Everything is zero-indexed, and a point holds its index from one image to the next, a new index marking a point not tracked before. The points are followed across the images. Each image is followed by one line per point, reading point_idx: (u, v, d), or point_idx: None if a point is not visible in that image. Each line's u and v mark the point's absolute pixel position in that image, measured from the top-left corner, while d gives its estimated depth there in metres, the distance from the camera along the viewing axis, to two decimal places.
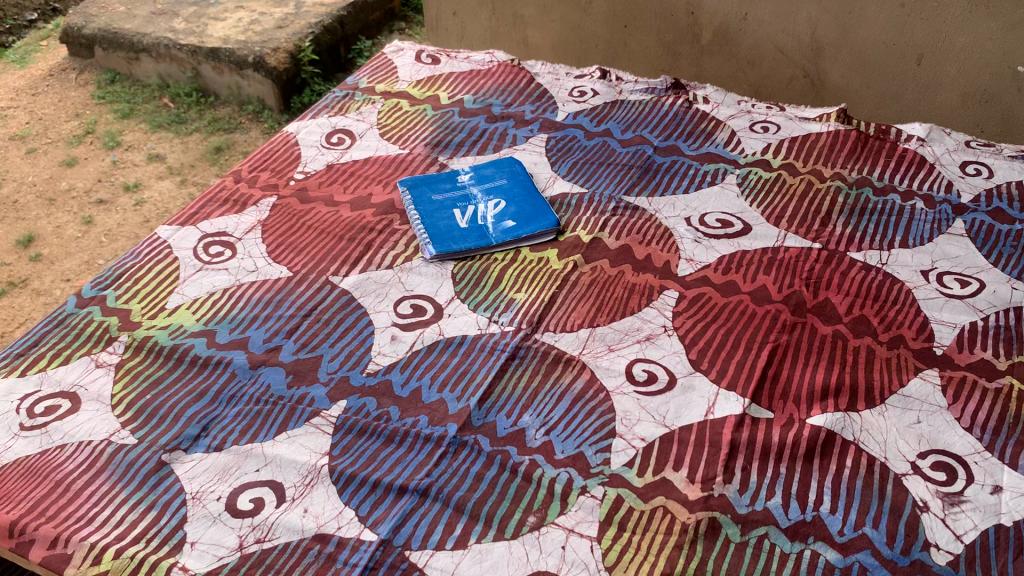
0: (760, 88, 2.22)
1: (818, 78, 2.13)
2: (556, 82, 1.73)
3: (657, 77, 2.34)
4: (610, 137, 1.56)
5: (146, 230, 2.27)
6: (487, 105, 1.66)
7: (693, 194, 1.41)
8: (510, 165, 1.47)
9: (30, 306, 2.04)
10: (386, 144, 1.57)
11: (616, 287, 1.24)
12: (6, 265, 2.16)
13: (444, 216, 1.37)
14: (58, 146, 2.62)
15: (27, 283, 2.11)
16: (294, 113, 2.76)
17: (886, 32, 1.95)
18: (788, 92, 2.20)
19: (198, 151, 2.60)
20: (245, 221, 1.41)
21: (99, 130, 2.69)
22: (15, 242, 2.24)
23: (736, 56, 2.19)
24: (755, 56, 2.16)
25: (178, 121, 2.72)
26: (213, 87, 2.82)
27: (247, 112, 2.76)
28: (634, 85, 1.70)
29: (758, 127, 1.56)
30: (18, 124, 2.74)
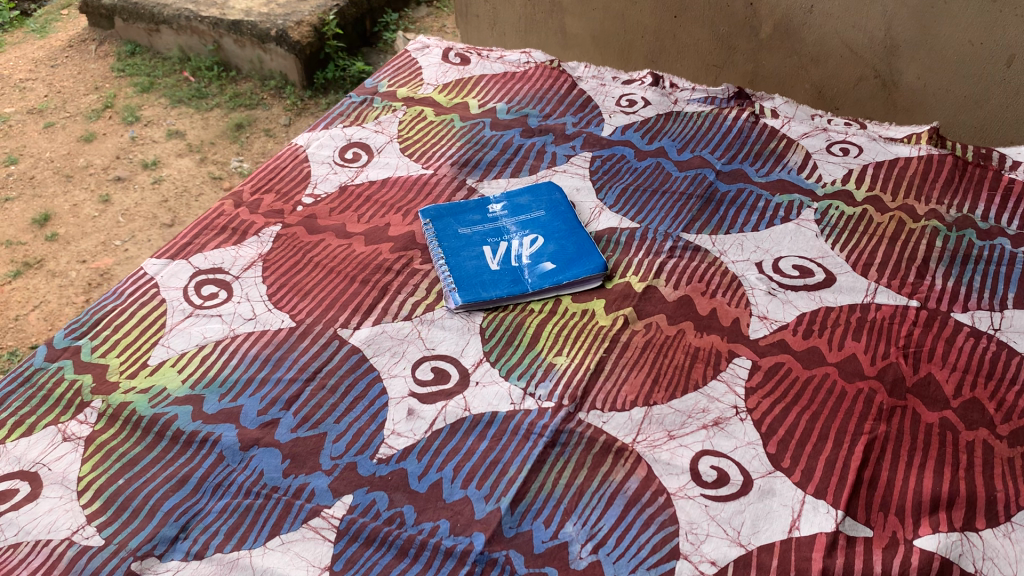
0: (825, 89, 2.00)
1: (891, 79, 1.89)
2: (601, 88, 1.52)
3: (709, 72, 2.12)
4: (664, 157, 1.35)
5: (166, 211, 2.10)
6: (523, 115, 1.46)
7: (764, 232, 1.20)
8: (549, 192, 1.28)
9: (45, 288, 1.88)
10: (408, 162, 1.38)
11: (675, 351, 1.05)
12: (21, 245, 2.00)
13: (473, 254, 1.18)
14: (76, 120, 2.44)
15: (42, 263, 1.94)
16: (318, 90, 2.57)
17: (972, 30, 1.71)
18: (855, 94, 1.96)
19: (219, 129, 2.41)
20: (244, 256, 1.23)
21: (117, 105, 2.51)
22: (29, 221, 2.06)
23: (798, 53, 1.96)
24: (820, 54, 1.94)
25: (199, 97, 2.53)
26: (235, 63, 2.62)
27: (269, 87, 2.57)
28: (690, 94, 1.50)
29: (836, 149, 1.35)
30: (36, 97, 2.56)
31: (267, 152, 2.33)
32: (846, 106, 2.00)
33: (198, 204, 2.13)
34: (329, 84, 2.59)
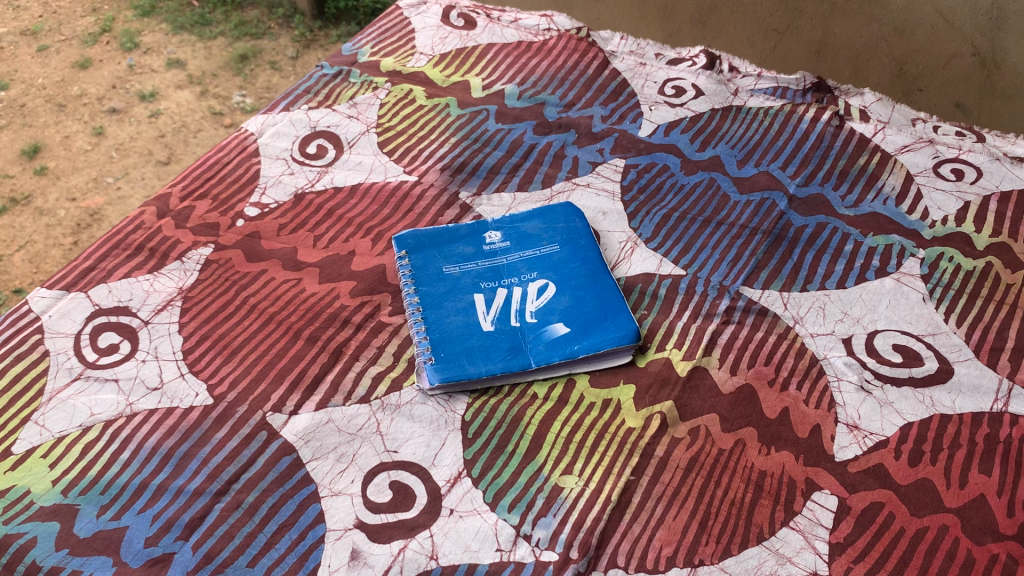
0: (908, 66, 1.38)
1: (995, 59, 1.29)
2: (641, 68, 1.20)
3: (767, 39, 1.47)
4: (720, 172, 1.04)
5: (162, 148, 1.69)
6: (539, 103, 1.15)
7: (853, 292, 0.90)
8: (566, 218, 0.97)
9: (31, 228, 1.52)
10: (386, 162, 1.07)
11: (731, 477, 0.75)
12: (5, 178, 1.61)
13: (459, 305, 0.88)
14: (70, 45, 1.93)
15: (30, 198, 1.57)
16: (330, 23, 2.08)
17: None
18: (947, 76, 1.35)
19: (223, 59, 1.93)
20: (158, 291, 0.93)
21: (116, 28, 1.99)
22: (15, 152, 1.66)
23: (877, 19, 1.34)
24: (907, 21, 1.33)
25: (203, 24, 2.02)
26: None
27: (277, 14, 2.08)
28: (754, 82, 1.17)
29: (946, 170, 1.02)
30: (30, 15, 2.01)
31: (273, 87, 1.88)
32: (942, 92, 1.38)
33: (197, 141, 1.71)
34: (340, 14, 2.09)
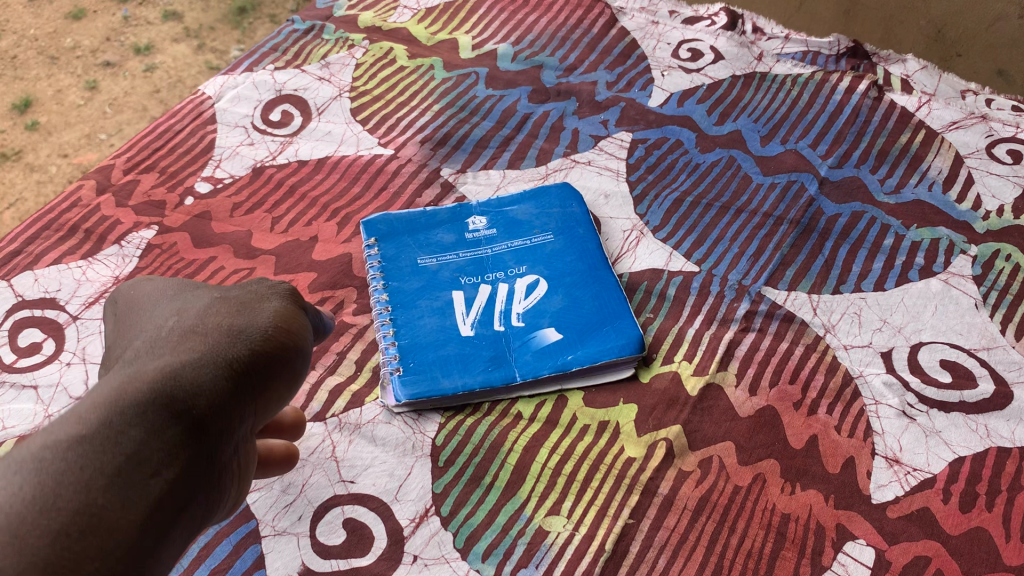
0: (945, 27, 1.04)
1: None
2: (653, 28, 1.06)
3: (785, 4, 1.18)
4: (740, 150, 0.90)
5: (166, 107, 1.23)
6: (537, 66, 1.02)
7: (893, 295, 0.77)
8: (561, 203, 0.84)
9: (18, 189, 1.10)
10: (358, 132, 0.94)
11: (750, 521, 0.63)
12: None
13: (434, 305, 0.75)
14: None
15: (18, 154, 1.14)
16: None
17: None
18: None
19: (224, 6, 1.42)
20: (91, 281, 0.81)
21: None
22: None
23: None
24: None
25: None
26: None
27: None
28: (781, 45, 1.03)
29: (1001, 151, 0.89)
30: None
31: None
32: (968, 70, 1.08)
33: None
34: None
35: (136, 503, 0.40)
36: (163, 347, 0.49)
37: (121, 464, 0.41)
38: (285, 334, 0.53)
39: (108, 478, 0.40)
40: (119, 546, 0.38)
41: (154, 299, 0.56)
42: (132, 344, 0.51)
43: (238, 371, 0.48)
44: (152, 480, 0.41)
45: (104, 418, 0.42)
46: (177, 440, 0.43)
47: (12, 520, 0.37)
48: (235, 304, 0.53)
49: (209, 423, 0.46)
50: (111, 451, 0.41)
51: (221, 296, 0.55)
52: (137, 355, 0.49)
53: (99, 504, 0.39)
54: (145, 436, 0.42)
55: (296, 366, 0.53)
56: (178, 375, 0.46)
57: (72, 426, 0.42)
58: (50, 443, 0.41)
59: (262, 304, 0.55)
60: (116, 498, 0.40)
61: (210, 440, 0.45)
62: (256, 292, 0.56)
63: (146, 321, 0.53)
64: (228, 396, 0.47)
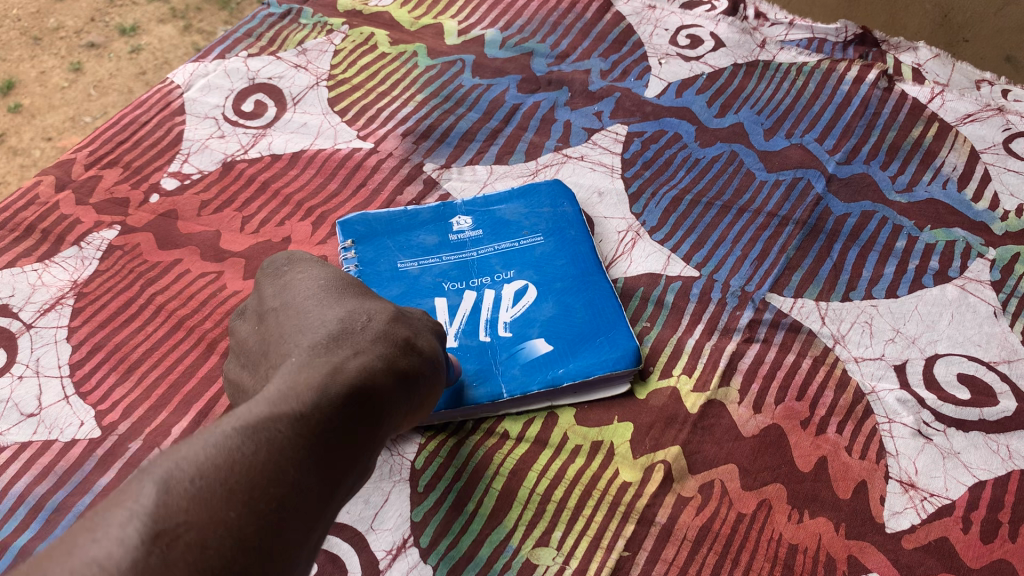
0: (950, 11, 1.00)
1: None
2: (649, 12, 1.00)
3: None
4: (743, 144, 0.85)
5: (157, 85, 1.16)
6: (527, 53, 0.96)
7: (907, 303, 0.72)
8: (551, 202, 0.78)
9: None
10: (336, 124, 0.88)
11: (755, 554, 0.58)
12: None
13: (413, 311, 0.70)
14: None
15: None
16: None
17: None
18: None
19: None
20: (46, 286, 0.75)
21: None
22: None
23: None
24: None
25: None
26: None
27: None
28: (785, 32, 0.97)
29: (1019, 146, 0.84)
30: None
31: None
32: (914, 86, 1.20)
33: None
34: None
35: (328, 494, 0.42)
36: (345, 346, 0.51)
37: (326, 451, 0.43)
38: (437, 365, 0.56)
39: (317, 461, 0.42)
40: (311, 529, 0.40)
41: (334, 285, 0.58)
42: (310, 327, 0.53)
43: (403, 389, 0.51)
44: (341, 475, 0.43)
45: (315, 401, 0.44)
46: (358, 443, 0.45)
47: (252, 477, 0.38)
48: (410, 322, 0.57)
49: (377, 432, 0.48)
50: (318, 435, 0.43)
51: (393, 309, 0.57)
52: (317, 341, 0.51)
53: (310, 484, 0.41)
54: (342, 431, 0.45)
55: (434, 397, 0.56)
56: (366, 380, 0.48)
57: (287, 401, 0.44)
58: (275, 415, 0.42)
59: (424, 332, 0.58)
60: (319, 482, 0.41)
61: (376, 448, 0.48)
62: (415, 313, 0.59)
63: (324, 308, 0.56)
64: (394, 411, 0.50)
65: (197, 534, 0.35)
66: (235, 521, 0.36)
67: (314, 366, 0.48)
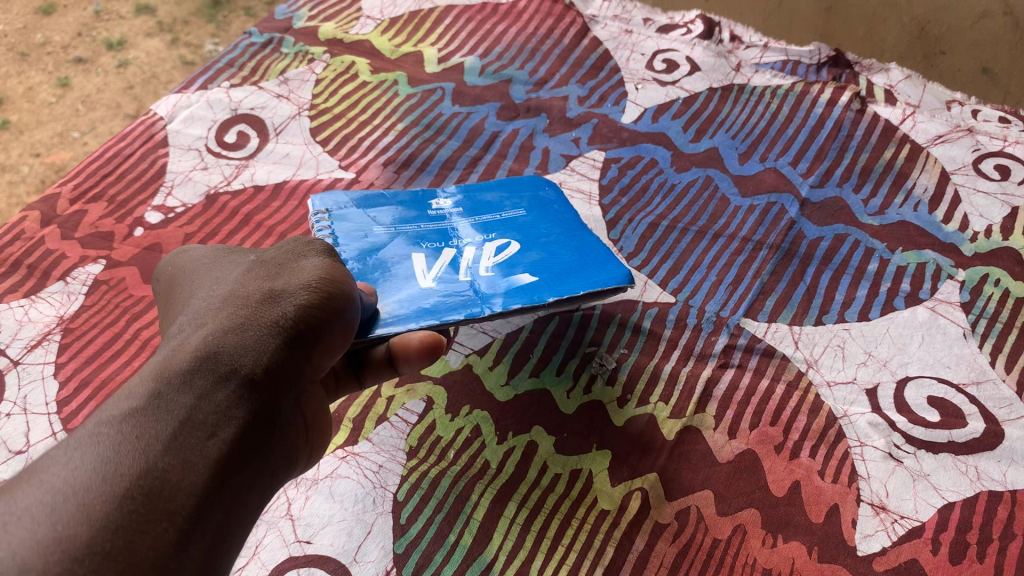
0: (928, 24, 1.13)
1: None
2: (626, 37, 1.02)
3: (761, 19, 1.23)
4: (718, 169, 0.87)
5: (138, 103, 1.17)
6: (505, 79, 0.98)
7: (879, 325, 0.73)
8: (534, 187, 0.80)
9: None
10: (318, 154, 0.90)
11: None
12: None
13: (389, 261, 0.68)
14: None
15: None
16: None
17: None
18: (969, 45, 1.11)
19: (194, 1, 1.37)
20: (33, 322, 0.76)
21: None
22: None
23: None
24: None
25: None
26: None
27: None
28: (760, 54, 0.99)
29: (988, 167, 0.86)
30: None
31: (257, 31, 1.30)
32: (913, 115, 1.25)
33: None
34: None
35: (196, 466, 0.41)
36: (210, 310, 0.50)
37: (174, 430, 0.42)
38: (334, 285, 0.54)
39: (163, 443, 0.41)
40: (184, 508, 0.39)
41: (193, 266, 0.58)
42: (177, 313, 0.53)
43: (290, 327, 0.50)
44: (210, 442, 0.42)
45: (154, 387, 0.43)
46: (230, 402, 0.44)
47: (78, 491, 0.38)
48: (274, 262, 0.55)
49: (263, 381, 0.47)
50: (162, 419, 0.42)
51: (259, 257, 0.56)
52: (181, 320, 0.51)
53: (161, 468, 0.40)
54: (197, 401, 0.43)
55: (348, 318, 0.54)
56: (228, 340, 0.47)
57: (125, 398, 0.43)
58: (104, 419, 0.42)
59: (301, 261, 0.56)
60: (175, 461, 0.40)
61: (265, 395, 0.46)
62: (292, 248, 0.57)
63: (187, 290, 0.55)
64: (281, 349, 0.48)
65: (20, 560, 0.34)
66: (71, 535, 0.36)
67: (166, 350, 0.47)
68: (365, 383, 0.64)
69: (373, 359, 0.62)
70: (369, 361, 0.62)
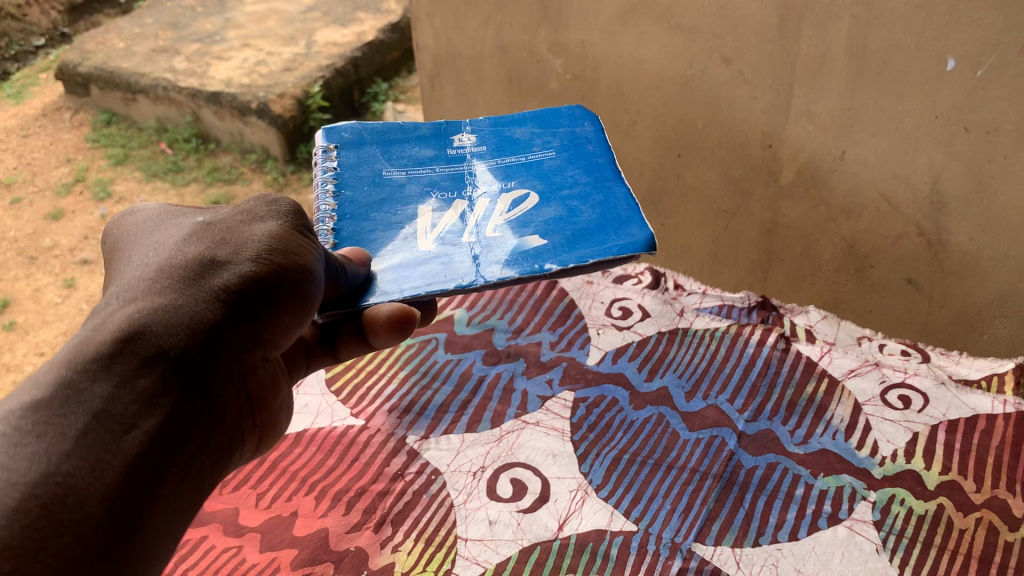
0: (857, 244, 1.42)
1: (937, 238, 1.32)
2: (589, 287, 1.24)
3: (693, 252, 1.69)
4: (668, 405, 1.04)
5: None
6: (488, 328, 1.17)
7: (807, 544, 0.87)
8: (572, 124, 1.04)
9: None
10: (332, 402, 1.08)
11: None
12: None
13: (411, 215, 0.93)
14: (44, 196, 2.31)
15: None
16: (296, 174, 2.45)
17: None
18: (893, 254, 1.38)
19: None
20: None
21: (89, 178, 2.40)
22: None
23: (825, 202, 1.41)
24: (851, 202, 1.38)
25: None
26: (222, 95, 2.49)
27: None
28: (699, 300, 1.21)
29: (893, 397, 1.03)
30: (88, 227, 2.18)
31: None
32: (857, 317, 1.53)
33: None
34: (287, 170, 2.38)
35: (105, 465, 0.54)
36: (147, 280, 0.64)
37: (86, 425, 0.55)
38: (261, 262, 0.69)
39: (73, 441, 0.54)
40: (92, 512, 0.52)
41: (143, 232, 0.72)
42: (122, 273, 0.67)
43: (217, 306, 0.65)
44: (124, 436, 0.56)
45: (76, 373, 0.57)
46: (150, 380, 0.59)
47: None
48: (213, 234, 0.69)
49: (181, 358, 0.61)
50: (76, 413, 0.55)
51: (204, 227, 0.70)
52: (119, 286, 0.65)
53: (71, 471, 0.52)
54: (115, 393, 0.57)
55: (276, 291, 0.69)
56: (156, 323, 0.61)
57: (49, 378, 0.56)
58: (25, 407, 0.54)
59: (239, 234, 0.70)
60: (81, 466, 0.53)
61: (184, 374, 0.61)
62: (237, 219, 0.71)
63: (135, 253, 0.69)
64: (199, 334, 0.63)
65: None
66: None
67: (99, 320, 0.61)
68: (338, 356, 0.90)
69: (342, 335, 0.87)
70: (340, 336, 0.87)
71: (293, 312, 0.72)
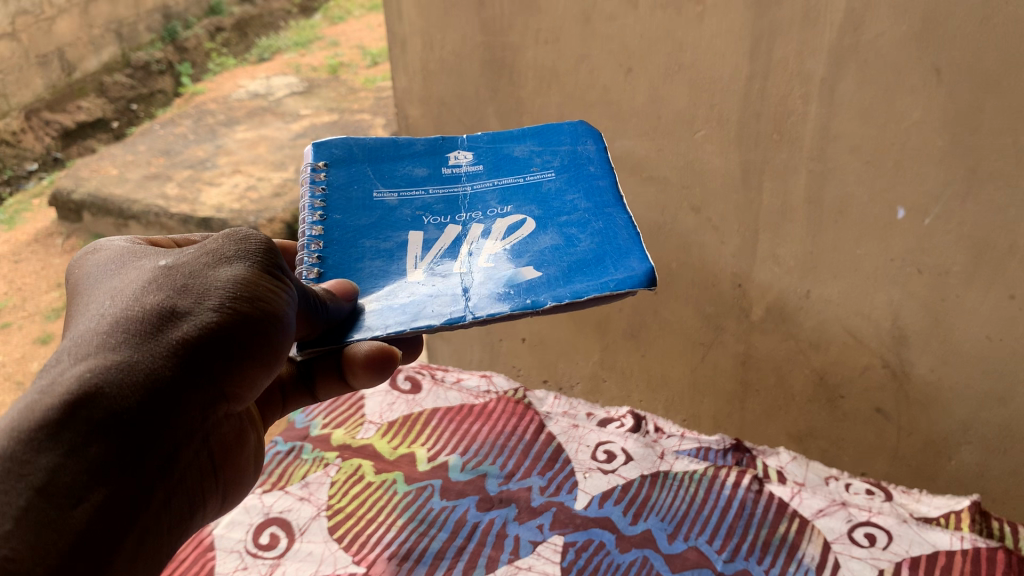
0: (826, 375, 1.51)
1: (900, 369, 1.41)
2: (575, 430, 1.33)
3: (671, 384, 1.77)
4: (652, 548, 1.10)
5: None
6: (481, 473, 1.25)
7: None
8: (574, 143, 1.14)
9: None
10: (335, 549, 1.13)
11: None
12: None
13: (402, 241, 1.01)
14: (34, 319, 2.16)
15: None
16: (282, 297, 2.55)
17: (991, 324, 1.28)
18: (860, 385, 1.48)
19: None
20: None
21: None
22: None
23: (795, 336, 1.51)
24: (819, 337, 1.48)
25: None
26: (214, 222, 2.64)
27: None
28: (678, 443, 1.31)
29: (858, 534, 1.11)
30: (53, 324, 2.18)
31: None
32: (830, 445, 1.60)
33: None
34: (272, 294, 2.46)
35: (47, 543, 0.60)
36: (104, 334, 0.68)
37: (28, 502, 0.60)
38: (220, 315, 0.73)
39: (13, 520, 0.59)
40: None
41: (108, 275, 0.77)
42: (83, 320, 0.72)
43: (170, 365, 0.69)
44: (69, 511, 0.62)
45: (22, 442, 0.61)
46: (96, 444, 0.64)
47: None
48: (174, 284, 0.74)
49: (130, 419, 0.66)
50: (17, 488, 0.60)
51: (167, 275, 0.74)
52: (76, 337, 0.69)
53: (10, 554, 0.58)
54: (61, 464, 0.62)
55: (235, 343, 0.74)
56: (109, 386, 0.65)
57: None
58: None
59: (198, 283, 0.74)
60: (20, 549, 0.59)
61: (135, 436, 0.66)
62: (201, 267, 0.76)
63: (98, 298, 0.74)
64: (150, 392, 0.67)
65: None
66: None
67: (52, 377, 0.66)
68: (317, 396, 1.02)
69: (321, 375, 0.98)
70: (317, 377, 0.98)
71: (253, 360, 0.76)
